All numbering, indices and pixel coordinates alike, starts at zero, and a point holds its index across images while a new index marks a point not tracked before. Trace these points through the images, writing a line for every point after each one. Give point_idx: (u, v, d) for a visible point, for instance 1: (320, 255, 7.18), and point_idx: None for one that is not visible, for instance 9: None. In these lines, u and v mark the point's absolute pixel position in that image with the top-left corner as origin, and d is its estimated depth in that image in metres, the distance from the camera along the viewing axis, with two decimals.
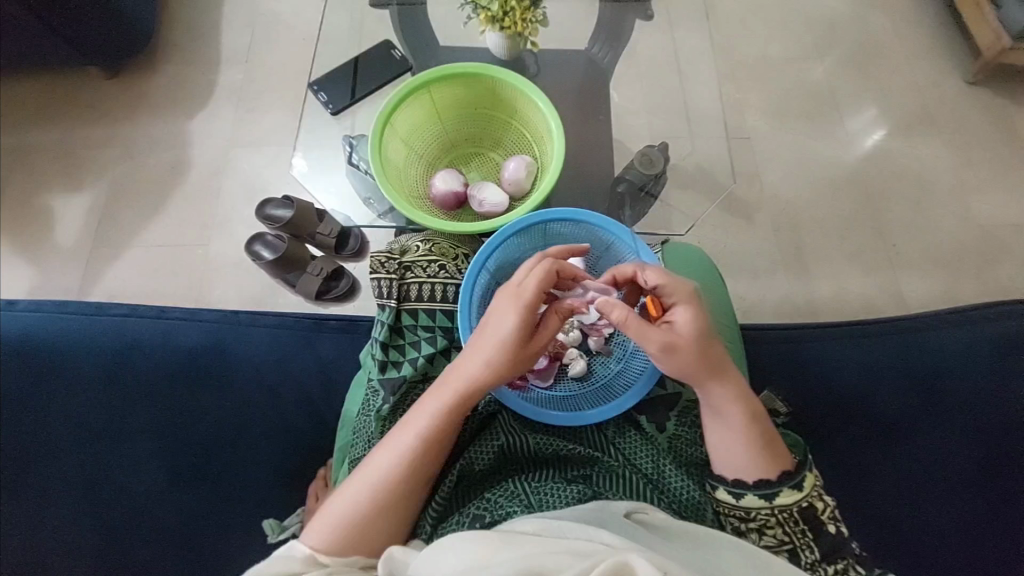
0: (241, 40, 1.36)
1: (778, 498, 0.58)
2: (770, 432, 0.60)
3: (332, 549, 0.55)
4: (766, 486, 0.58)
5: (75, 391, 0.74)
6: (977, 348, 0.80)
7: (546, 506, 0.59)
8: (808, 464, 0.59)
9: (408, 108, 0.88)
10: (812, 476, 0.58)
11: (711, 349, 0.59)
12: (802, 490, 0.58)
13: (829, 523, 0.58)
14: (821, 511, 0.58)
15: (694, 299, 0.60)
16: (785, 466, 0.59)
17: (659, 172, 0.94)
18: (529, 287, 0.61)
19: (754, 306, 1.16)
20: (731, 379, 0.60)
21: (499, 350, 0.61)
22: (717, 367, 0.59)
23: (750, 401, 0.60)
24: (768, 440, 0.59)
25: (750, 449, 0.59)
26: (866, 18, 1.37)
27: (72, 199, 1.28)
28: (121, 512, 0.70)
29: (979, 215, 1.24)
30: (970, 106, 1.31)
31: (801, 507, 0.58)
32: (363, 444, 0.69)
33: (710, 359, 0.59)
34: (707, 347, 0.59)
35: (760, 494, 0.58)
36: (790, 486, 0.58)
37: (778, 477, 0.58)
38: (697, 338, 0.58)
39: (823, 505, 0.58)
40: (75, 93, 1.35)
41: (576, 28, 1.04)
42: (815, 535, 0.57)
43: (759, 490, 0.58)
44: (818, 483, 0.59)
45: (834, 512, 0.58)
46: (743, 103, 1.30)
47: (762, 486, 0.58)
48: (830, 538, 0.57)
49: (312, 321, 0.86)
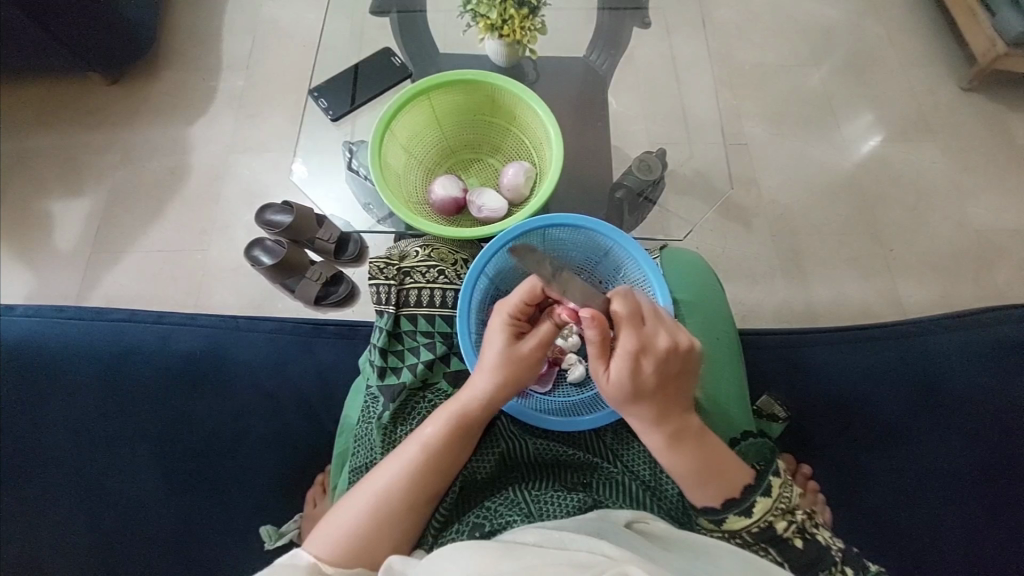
0: (241, 47, 1.37)
1: (726, 523, 0.56)
2: (718, 472, 0.56)
3: (336, 560, 0.55)
4: (712, 513, 0.57)
5: (72, 398, 0.74)
6: (974, 351, 0.80)
7: (547, 515, 0.58)
8: (761, 489, 0.56)
9: (407, 115, 0.89)
10: (764, 502, 0.56)
11: (646, 399, 0.55)
12: (750, 516, 0.55)
13: (793, 538, 0.55)
14: (782, 531, 0.55)
15: (635, 354, 0.54)
16: (732, 493, 0.56)
17: (658, 178, 0.95)
18: (512, 300, 0.63)
19: (753, 311, 1.17)
20: (665, 424, 0.56)
21: (484, 361, 0.63)
22: (647, 411, 0.56)
23: (690, 446, 0.57)
24: (704, 482, 0.56)
25: (685, 484, 0.57)
26: (859, 28, 1.40)
27: (71, 204, 1.28)
28: (119, 517, 0.70)
29: (975, 221, 1.25)
30: (964, 114, 1.33)
31: (754, 530, 0.56)
32: (366, 452, 0.69)
33: (637, 405, 0.56)
34: (637, 396, 0.55)
35: (708, 518, 0.57)
36: (737, 512, 0.56)
37: (722, 506, 0.56)
38: (627, 391, 0.55)
39: (785, 523, 0.55)
40: (75, 99, 1.35)
41: (575, 37, 1.06)
42: (782, 554, 0.55)
43: (707, 515, 0.57)
44: (776, 506, 0.56)
45: (801, 526, 0.56)
46: (740, 110, 1.31)
47: (710, 512, 0.57)
48: (802, 555, 0.55)
49: (311, 325, 0.86)
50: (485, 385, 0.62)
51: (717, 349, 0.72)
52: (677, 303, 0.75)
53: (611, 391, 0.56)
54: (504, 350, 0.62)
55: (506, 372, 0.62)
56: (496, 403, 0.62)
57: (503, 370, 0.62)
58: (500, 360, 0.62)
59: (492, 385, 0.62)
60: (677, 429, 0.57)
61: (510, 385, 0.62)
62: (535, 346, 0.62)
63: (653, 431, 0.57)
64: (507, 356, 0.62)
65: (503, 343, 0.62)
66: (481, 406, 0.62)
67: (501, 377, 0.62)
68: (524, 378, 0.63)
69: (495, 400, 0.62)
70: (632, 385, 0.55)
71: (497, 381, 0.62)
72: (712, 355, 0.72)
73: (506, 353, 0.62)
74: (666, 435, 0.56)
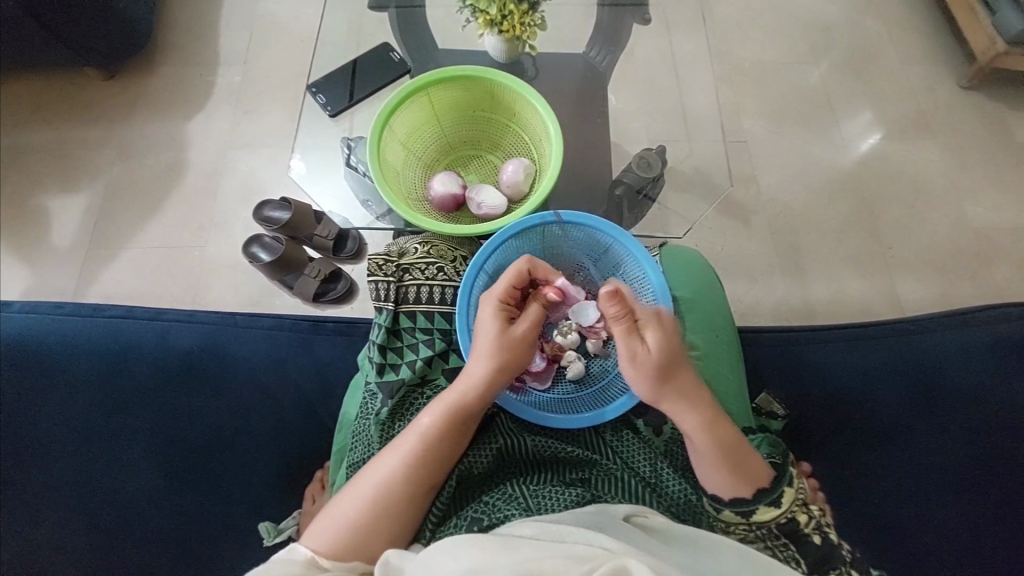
0: (239, 42, 1.36)
1: (754, 515, 0.57)
2: (746, 453, 0.58)
3: (332, 554, 0.55)
4: (740, 504, 0.57)
5: (69, 393, 0.74)
6: (973, 350, 0.80)
7: (544, 510, 0.58)
8: (786, 479, 0.58)
9: (406, 111, 0.88)
10: (790, 493, 0.58)
11: (679, 363, 0.59)
12: (778, 507, 0.57)
13: (813, 534, 0.57)
14: (804, 525, 0.57)
15: (658, 315, 0.61)
16: (760, 484, 0.58)
17: (657, 176, 0.93)
18: (497, 288, 0.66)
19: (752, 309, 1.17)
20: (700, 397, 0.59)
21: (476, 350, 0.63)
22: (684, 382, 0.59)
23: (722, 422, 0.59)
24: (738, 463, 0.57)
25: (720, 471, 0.57)
26: (859, 26, 1.39)
27: (67, 200, 1.27)
28: (117, 513, 0.70)
29: (973, 219, 1.25)
30: (963, 112, 1.33)
31: (779, 522, 0.57)
32: (363, 448, 0.69)
33: (675, 375, 0.59)
34: (675, 361, 0.59)
35: (734, 511, 0.58)
36: (766, 502, 0.57)
37: (753, 495, 0.57)
38: (666, 357, 0.58)
39: (807, 517, 0.57)
40: (71, 94, 1.34)
41: (575, 33, 1.06)
42: (801, 549, 0.57)
43: (735, 507, 0.58)
44: (799, 498, 0.58)
45: (819, 521, 0.58)
46: (740, 107, 1.31)
47: (737, 504, 0.57)
48: (819, 550, 0.56)
49: (310, 322, 0.85)
50: (483, 370, 0.62)
51: (716, 347, 0.72)
52: (677, 301, 0.75)
53: (654, 363, 0.58)
54: (498, 335, 0.63)
55: (507, 354, 0.62)
56: (494, 388, 0.62)
57: (501, 352, 0.62)
58: (498, 342, 0.62)
59: (491, 368, 0.62)
60: (713, 405, 0.59)
61: (510, 367, 0.63)
62: (528, 329, 0.64)
63: (693, 409, 0.58)
64: (504, 338, 0.63)
65: (497, 328, 0.63)
66: (478, 393, 0.62)
67: (497, 361, 0.62)
68: (521, 359, 0.64)
69: (494, 385, 0.62)
70: (669, 347, 0.59)
71: (497, 363, 0.62)
72: (712, 353, 0.72)
73: (500, 337, 0.63)
74: (706, 411, 0.58)
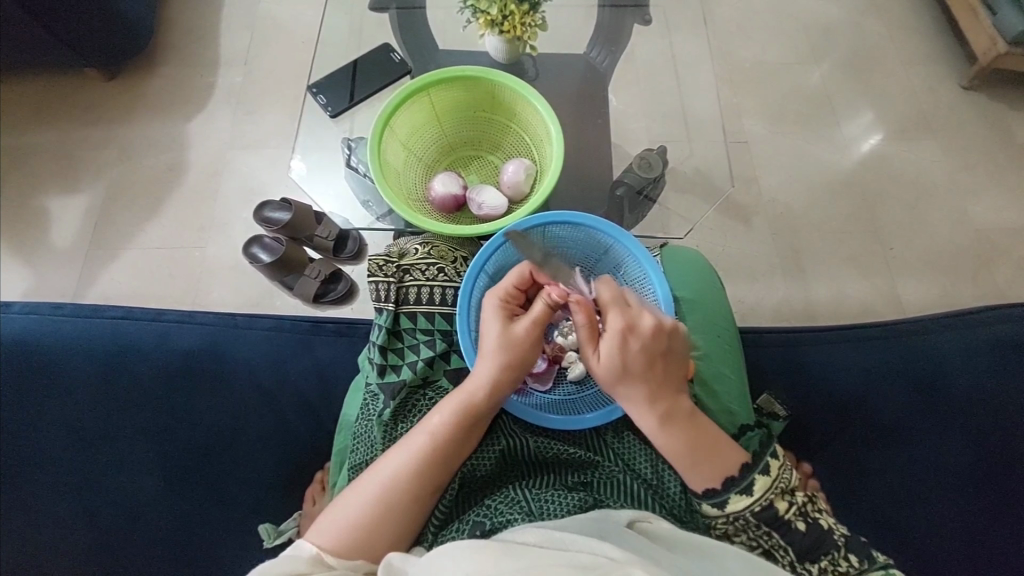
0: (240, 43, 1.36)
1: (728, 506, 0.56)
2: (715, 452, 0.57)
3: (339, 552, 0.54)
4: (711, 496, 0.57)
5: (71, 397, 0.73)
6: (973, 350, 0.80)
7: (547, 515, 0.57)
8: (760, 467, 0.57)
9: (406, 112, 0.88)
10: (763, 480, 0.56)
11: (635, 377, 0.57)
12: (750, 495, 0.56)
13: (796, 521, 0.55)
14: (783, 512, 0.55)
15: (623, 331, 0.57)
16: (729, 471, 0.57)
17: (658, 176, 0.93)
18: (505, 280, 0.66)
19: (753, 309, 1.17)
20: (655, 405, 0.57)
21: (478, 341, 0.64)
22: (639, 391, 0.57)
23: (682, 426, 0.58)
24: (694, 462, 0.57)
25: (685, 465, 0.57)
26: (858, 26, 1.40)
27: (67, 201, 1.27)
28: (117, 516, 0.70)
29: (974, 219, 1.25)
30: (964, 113, 1.33)
31: (755, 511, 0.56)
32: (365, 450, 0.68)
33: (627, 386, 0.58)
34: (627, 375, 0.57)
35: (709, 503, 0.57)
36: (737, 492, 0.56)
37: (722, 485, 0.56)
38: (621, 370, 0.57)
39: (787, 504, 0.56)
40: (72, 94, 1.34)
41: (576, 33, 1.05)
42: (785, 537, 0.55)
43: (708, 499, 0.57)
44: (776, 485, 0.56)
45: (803, 508, 0.56)
46: (741, 107, 1.31)
47: (709, 496, 0.57)
48: (805, 537, 0.55)
49: (310, 324, 0.85)
50: (490, 371, 0.62)
51: (716, 347, 0.72)
52: (678, 301, 0.74)
53: (600, 372, 0.58)
54: (498, 331, 0.62)
55: (508, 354, 0.62)
56: (506, 386, 0.62)
57: (500, 344, 0.62)
58: (497, 342, 0.62)
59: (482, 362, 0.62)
60: (668, 409, 0.58)
61: (511, 366, 0.62)
62: (529, 327, 0.62)
63: (645, 411, 0.58)
64: (505, 338, 0.62)
65: (499, 326, 0.63)
66: (486, 392, 0.61)
67: (502, 360, 0.62)
68: (528, 355, 0.63)
69: (501, 383, 0.62)
70: (622, 365, 0.57)
71: (501, 364, 0.62)
72: (714, 354, 0.71)
73: (498, 332, 0.62)
74: (657, 416, 0.57)
